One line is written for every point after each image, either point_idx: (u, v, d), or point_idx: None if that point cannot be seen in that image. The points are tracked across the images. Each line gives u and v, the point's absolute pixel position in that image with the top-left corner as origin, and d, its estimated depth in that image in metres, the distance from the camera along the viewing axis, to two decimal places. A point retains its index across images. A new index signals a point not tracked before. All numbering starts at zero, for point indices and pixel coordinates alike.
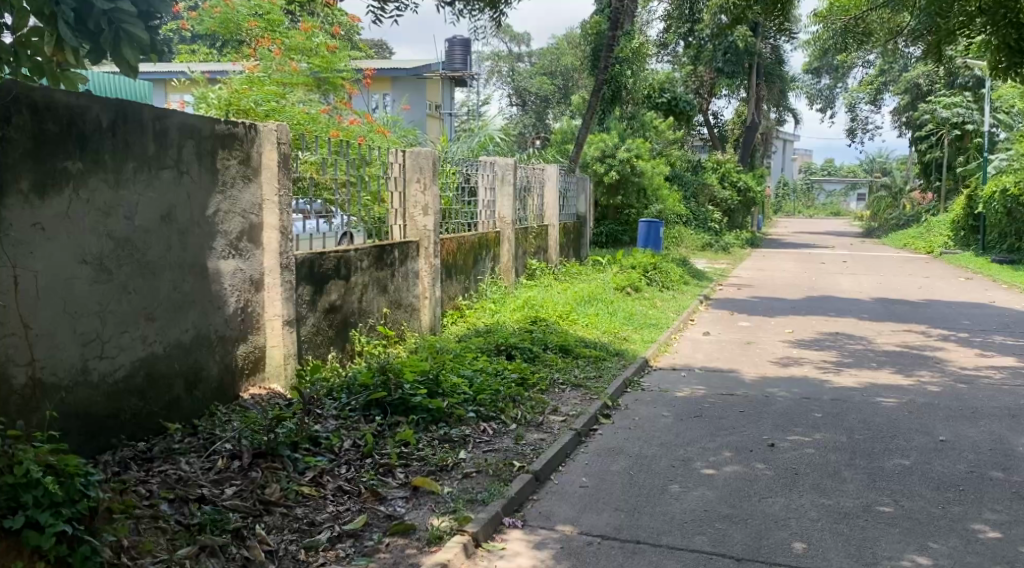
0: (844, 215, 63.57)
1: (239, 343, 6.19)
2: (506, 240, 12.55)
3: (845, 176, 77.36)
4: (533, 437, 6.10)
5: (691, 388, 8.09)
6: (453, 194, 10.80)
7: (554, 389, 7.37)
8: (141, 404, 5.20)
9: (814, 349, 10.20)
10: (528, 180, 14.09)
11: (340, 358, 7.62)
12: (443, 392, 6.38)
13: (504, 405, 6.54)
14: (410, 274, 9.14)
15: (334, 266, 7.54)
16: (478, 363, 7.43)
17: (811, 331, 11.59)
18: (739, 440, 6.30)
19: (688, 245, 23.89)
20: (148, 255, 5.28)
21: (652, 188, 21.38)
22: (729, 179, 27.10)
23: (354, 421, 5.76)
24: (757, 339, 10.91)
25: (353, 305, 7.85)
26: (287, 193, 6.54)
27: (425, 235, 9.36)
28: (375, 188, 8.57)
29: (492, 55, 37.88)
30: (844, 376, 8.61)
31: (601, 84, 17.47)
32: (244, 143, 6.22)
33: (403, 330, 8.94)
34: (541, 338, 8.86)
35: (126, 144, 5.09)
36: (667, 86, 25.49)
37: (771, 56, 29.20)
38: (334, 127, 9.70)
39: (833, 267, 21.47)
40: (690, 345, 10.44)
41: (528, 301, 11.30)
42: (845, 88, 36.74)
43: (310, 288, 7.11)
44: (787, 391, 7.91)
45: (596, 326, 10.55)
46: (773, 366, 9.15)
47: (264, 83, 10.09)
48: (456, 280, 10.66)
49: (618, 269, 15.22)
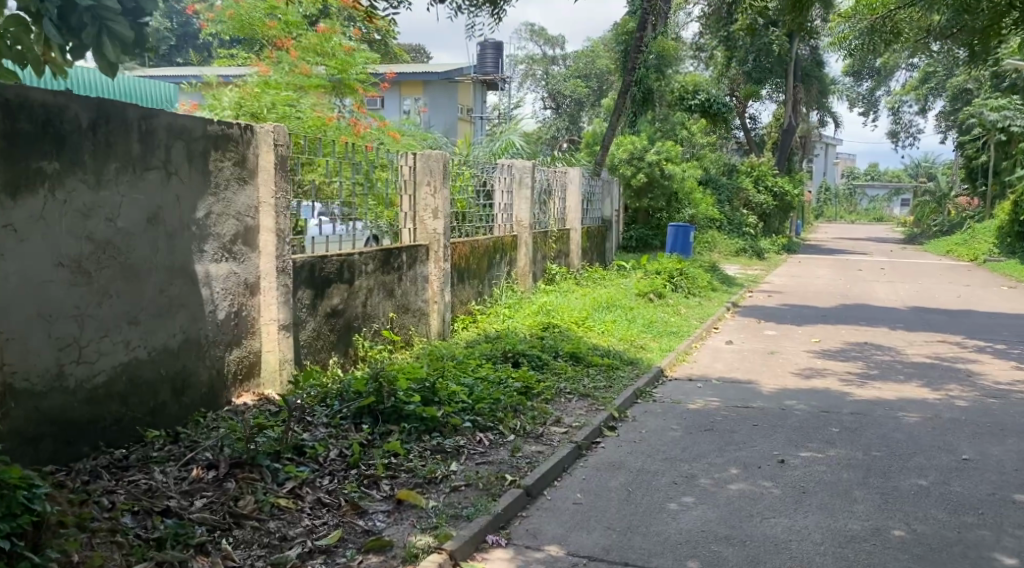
0: (888, 221, 62.33)
1: (233, 348, 6.07)
2: (523, 244, 12.38)
3: (889, 180, 75.89)
4: (529, 450, 5.89)
5: (705, 399, 7.80)
6: (468, 196, 10.66)
7: (560, 399, 7.25)
8: (122, 410, 5.08)
9: (840, 360, 9.83)
10: (549, 182, 13.91)
11: (342, 363, 7.50)
12: (439, 401, 6.21)
13: (502, 415, 6.39)
14: (419, 278, 9.03)
15: (337, 271, 7.40)
16: (481, 371, 7.34)
17: (839, 340, 11.21)
18: (748, 455, 6.00)
19: (720, 250, 23.51)
20: (132, 257, 5.17)
21: (683, 192, 21.01)
22: (764, 183, 26.51)
23: (344, 430, 5.59)
24: (781, 348, 10.57)
25: (357, 310, 7.73)
26: (285, 196, 6.40)
27: (435, 239, 9.20)
28: (382, 191, 8.41)
29: (526, 58, 37.70)
30: (868, 389, 8.25)
31: (628, 86, 17.19)
32: (239, 144, 6.09)
33: (411, 335, 8.84)
34: (552, 346, 8.79)
35: (108, 144, 4.99)
36: (700, 88, 25.09)
37: (809, 57, 28.62)
38: (345, 131, 9.58)
39: (870, 274, 20.93)
40: (710, 354, 10.14)
41: (543, 307, 11.13)
42: (888, 90, 35.93)
43: (311, 293, 6.97)
44: (805, 404, 7.59)
45: (612, 333, 10.34)
46: (794, 378, 8.82)
47: (275, 86, 10.00)
48: (469, 284, 10.53)
49: (643, 275, 14.94)
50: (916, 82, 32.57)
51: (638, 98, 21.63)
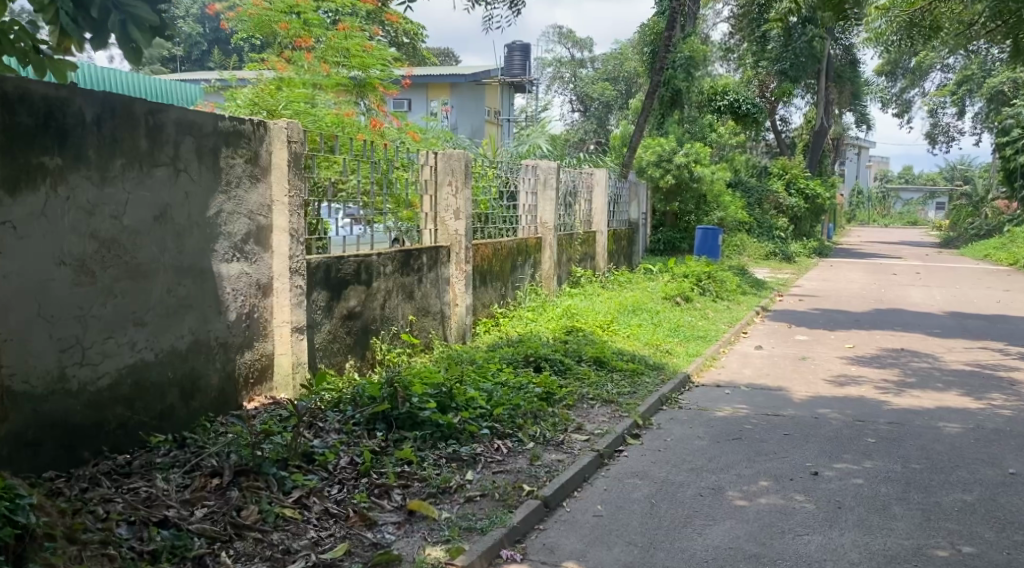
0: (923, 225, 61.29)
1: (243, 351, 5.89)
2: (547, 247, 12.14)
3: (923, 184, 74.70)
4: (549, 458, 5.66)
5: (734, 406, 7.52)
6: (490, 197, 10.46)
7: (582, 405, 7.03)
8: (128, 413, 4.90)
9: (875, 367, 9.49)
10: (574, 183, 13.68)
11: (359, 366, 7.32)
12: (456, 406, 6.00)
13: (522, 421, 6.17)
14: (440, 280, 8.85)
15: (353, 272, 7.21)
16: (501, 375, 7.14)
17: (873, 346, 10.86)
18: (779, 467, 5.72)
19: (750, 253, 23.13)
20: (138, 256, 5.00)
21: (712, 195, 20.67)
22: (796, 185, 25.80)
23: (356, 435, 5.39)
24: (813, 354, 10.25)
25: (374, 312, 7.53)
26: (299, 194, 6.22)
27: (456, 240, 9.01)
28: (401, 191, 8.22)
29: (554, 60, 37.45)
30: (905, 397, 7.93)
31: (656, 86, 16.89)
32: (251, 140, 5.91)
33: (431, 339, 8.66)
34: (575, 350, 8.57)
35: (114, 139, 4.82)
36: (730, 89, 24.72)
37: (842, 57, 28.10)
38: (366, 131, 9.41)
39: (905, 278, 20.44)
40: (739, 359, 9.84)
41: (567, 310, 10.90)
42: (924, 91, 35.23)
43: (326, 294, 6.79)
44: (839, 413, 7.28)
45: (639, 337, 10.08)
46: (827, 385, 8.51)
47: (294, 84, 9.83)
48: (492, 286, 10.32)
49: (670, 278, 14.66)
50: (953, 82, 31.91)
51: (667, 99, 21.34)
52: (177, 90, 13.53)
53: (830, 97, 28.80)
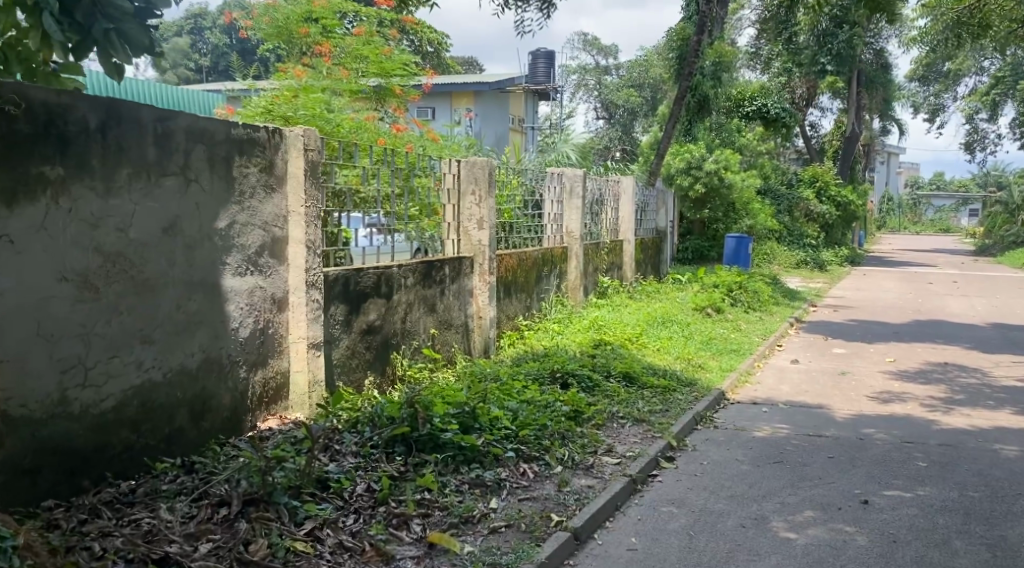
0: (955, 232, 60.19)
1: (257, 369, 5.61)
2: (574, 256, 11.82)
3: (955, 190, 73.44)
4: (579, 484, 5.35)
5: (773, 426, 7.16)
6: (515, 205, 10.19)
7: (611, 425, 6.72)
8: (134, 437, 4.61)
9: (920, 383, 9.08)
10: (600, 191, 13.38)
11: (379, 382, 7.03)
12: (480, 427, 5.69)
13: (549, 443, 5.85)
14: (463, 292, 8.56)
15: (374, 284, 6.93)
16: (527, 393, 6.82)
17: (916, 360, 10.45)
18: (826, 495, 5.38)
19: (780, 262, 22.67)
20: (145, 271, 4.71)
21: (742, 203, 20.28)
22: (827, 193, 25.28)
23: (374, 459, 5.09)
24: (853, 369, 9.87)
25: (395, 325, 7.25)
26: (315, 205, 5.95)
27: (480, 251, 8.73)
28: (424, 199, 7.97)
29: (579, 68, 37.19)
30: (955, 417, 7.55)
31: (684, 92, 16.54)
32: (265, 148, 5.64)
33: (454, 354, 8.35)
34: (604, 365, 8.24)
35: (121, 148, 4.54)
36: (758, 95, 24.32)
37: (874, 62, 27.59)
38: (384, 137, 9.18)
39: (941, 287, 19.92)
40: (775, 374, 9.48)
41: (594, 322, 10.57)
42: (958, 96, 34.51)
43: (345, 308, 6.51)
44: (886, 434, 6.92)
45: (670, 351, 9.72)
46: (870, 402, 8.14)
47: (312, 89, 9.62)
48: (516, 298, 10.01)
49: (700, 288, 14.30)
50: (987, 86, 31.24)
51: (694, 105, 20.98)
52: (196, 99, 13.53)
53: (861, 102, 28.27)
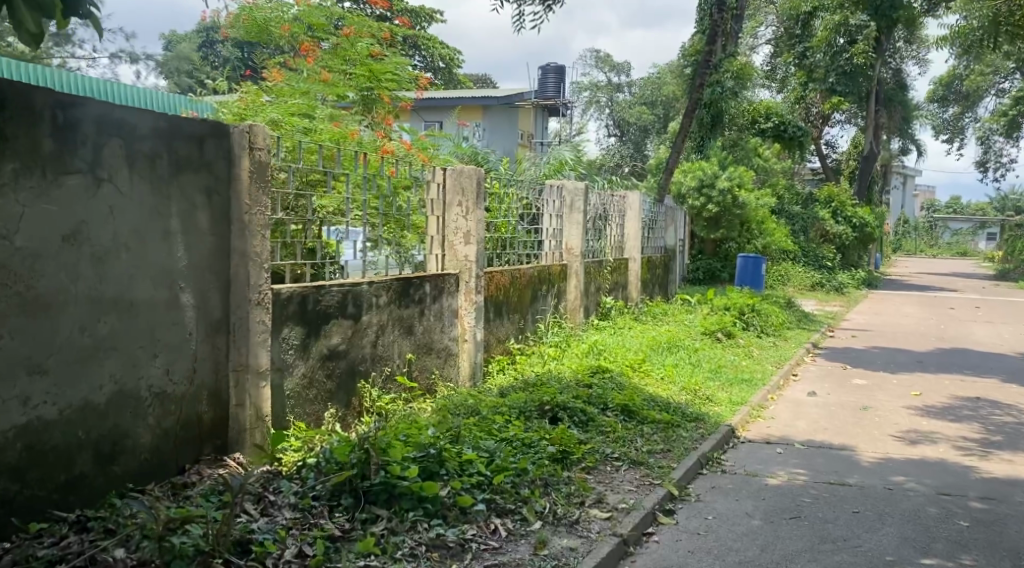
0: (972, 254, 58.87)
1: (189, 402, 4.77)
2: (573, 275, 11.01)
3: (972, 213, 72.21)
4: (559, 545, 4.54)
5: (789, 472, 6.30)
6: (510, 219, 9.42)
7: (604, 468, 5.91)
8: (13, 487, 3.80)
9: (950, 421, 8.21)
10: (604, 207, 12.59)
11: (342, 414, 6.22)
12: (446, 474, 4.85)
13: (528, 492, 5.02)
14: (446, 312, 7.76)
15: (340, 304, 6.13)
16: (508, 429, 6.01)
17: (943, 395, 9.57)
18: (853, 563, 4.56)
19: (794, 284, 21.78)
20: (37, 286, 3.92)
21: (756, 222, 19.45)
22: (844, 213, 24.42)
23: (313, 515, 4.28)
24: (877, 403, 9.03)
25: (363, 351, 6.44)
26: (263, 211, 5.11)
27: (466, 267, 7.95)
28: (402, 211, 7.22)
29: (590, 85, 36.47)
30: (994, 463, 6.71)
31: (695, 104, 15.74)
32: (202, 145, 4.82)
33: (433, 382, 7.53)
34: (600, 396, 7.40)
35: (3, 139, 3.76)
36: (774, 111, 23.59)
37: (892, 80, 26.80)
38: (365, 137, 8.42)
39: (964, 313, 18.96)
40: (790, 408, 8.63)
41: (593, 346, 9.75)
42: (978, 117, 33.56)
43: (302, 330, 5.71)
44: (918, 483, 6.08)
45: (674, 380, 8.85)
46: (898, 442, 7.30)
47: (288, 89, 8.92)
48: (509, 320, 9.19)
49: (710, 311, 13.47)
50: (1007, 108, 30.36)
51: (706, 122, 20.24)
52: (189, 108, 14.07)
53: (879, 121, 27.42)
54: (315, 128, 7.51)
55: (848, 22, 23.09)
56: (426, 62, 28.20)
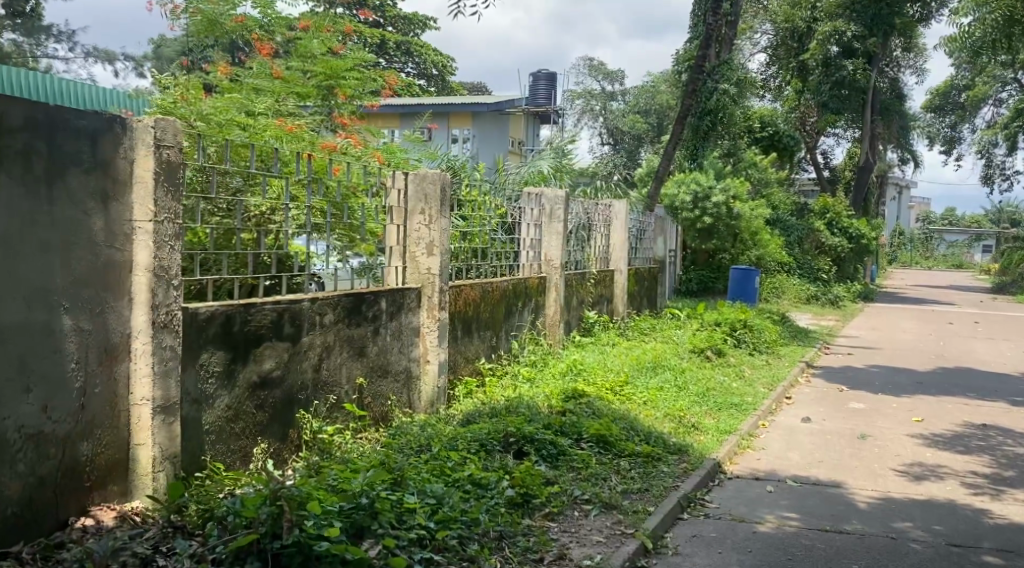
0: (970, 267, 58.15)
1: (75, 444, 4.06)
2: (553, 288, 10.26)
3: (969, 224, 71.58)
4: None
5: (779, 516, 5.59)
6: (483, 229, 8.70)
7: (571, 513, 5.19)
8: None
9: (957, 453, 7.49)
10: (588, 216, 11.91)
11: (275, 449, 5.50)
12: (379, 529, 4.14)
13: (476, 549, 4.33)
14: (405, 331, 7.03)
15: (274, 324, 5.41)
16: (464, 468, 5.30)
17: (947, 421, 8.86)
18: None
19: (789, 297, 21.09)
20: None
21: (749, 233, 18.79)
22: (839, 224, 23.79)
23: None
24: (876, 430, 8.32)
25: (302, 376, 5.71)
26: (171, 220, 4.40)
27: (428, 282, 7.21)
28: (356, 217, 6.49)
29: (583, 92, 35.81)
30: (1009, 505, 6.00)
31: (687, 110, 15.03)
32: (95, 142, 4.12)
33: (388, 409, 6.80)
34: (574, 425, 6.68)
35: None
36: (768, 120, 23.10)
37: (888, 90, 26.00)
38: (318, 136, 7.72)
39: (963, 329, 18.27)
40: (783, 437, 7.91)
41: (571, 365, 9.04)
42: (975, 127, 32.86)
43: (225, 355, 5.00)
44: (925, 531, 5.38)
45: (658, 405, 8.13)
46: (901, 478, 6.58)
47: (236, 85, 8.23)
48: (479, 338, 8.47)
49: (700, 326, 12.76)
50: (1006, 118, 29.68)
51: (698, 129, 19.60)
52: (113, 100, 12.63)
53: (876, 131, 26.74)
54: (259, 126, 6.81)
55: (842, 33, 22.49)
56: (419, 70, 27.61)
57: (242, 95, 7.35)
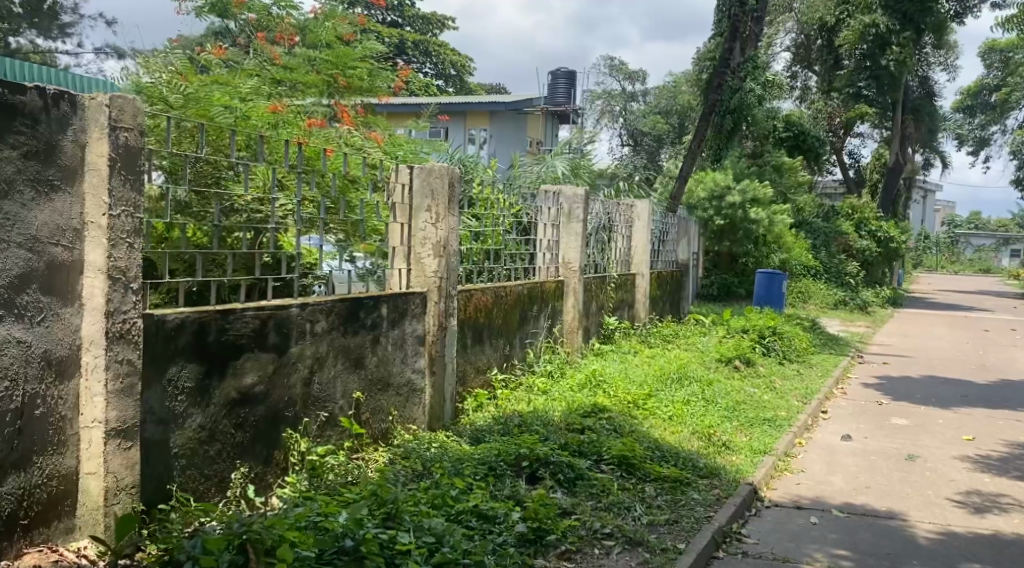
0: (998, 272, 56.83)
1: (9, 475, 3.47)
2: (571, 293, 9.62)
3: (995, 228, 70.19)
4: None
5: (829, 555, 4.92)
6: (496, 229, 8.08)
7: (590, 550, 4.55)
8: None
9: (1017, 478, 6.77)
10: (609, 216, 11.26)
11: (257, 473, 4.88)
12: None
13: None
14: (409, 340, 6.37)
15: (256, 333, 4.80)
16: (469, 497, 4.69)
17: (1000, 441, 8.12)
18: None
19: (815, 302, 20.33)
20: None
21: (773, 236, 18.05)
22: (866, 227, 23.02)
23: None
24: (925, 450, 7.60)
25: (289, 391, 5.10)
26: (130, 213, 3.79)
27: (435, 285, 6.58)
28: (355, 213, 5.88)
29: (603, 92, 34.98)
30: None
31: (712, 107, 14.31)
32: (38, 123, 3.54)
33: (389, 425, 6.18)
34: (594, 445, 6.04)
35: None
36: (795, 120, 22.16)
37: (919, 89, 25.19)
38: (313, 125, 7.12)
39: (999, 337, 17.43)
40: (822, 457, 7.22)
41: (591, 377, 8.38)
42: (1007, 129, 31.88)
43: (197, 369, 4.39)
44: None
45: (685, 421, 7.47)
46: (961, 509, 5.88)
47: (230, 71, 7.67)
48: (491, 347, 7.84)
49: (726, 333, 12.07)
50: None
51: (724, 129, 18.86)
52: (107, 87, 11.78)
53: (907, 131, 25.94)
54: (249, 112, 6.21)
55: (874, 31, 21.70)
56: (438, 70, 27.03)
57: (231, 80, 6.76)
